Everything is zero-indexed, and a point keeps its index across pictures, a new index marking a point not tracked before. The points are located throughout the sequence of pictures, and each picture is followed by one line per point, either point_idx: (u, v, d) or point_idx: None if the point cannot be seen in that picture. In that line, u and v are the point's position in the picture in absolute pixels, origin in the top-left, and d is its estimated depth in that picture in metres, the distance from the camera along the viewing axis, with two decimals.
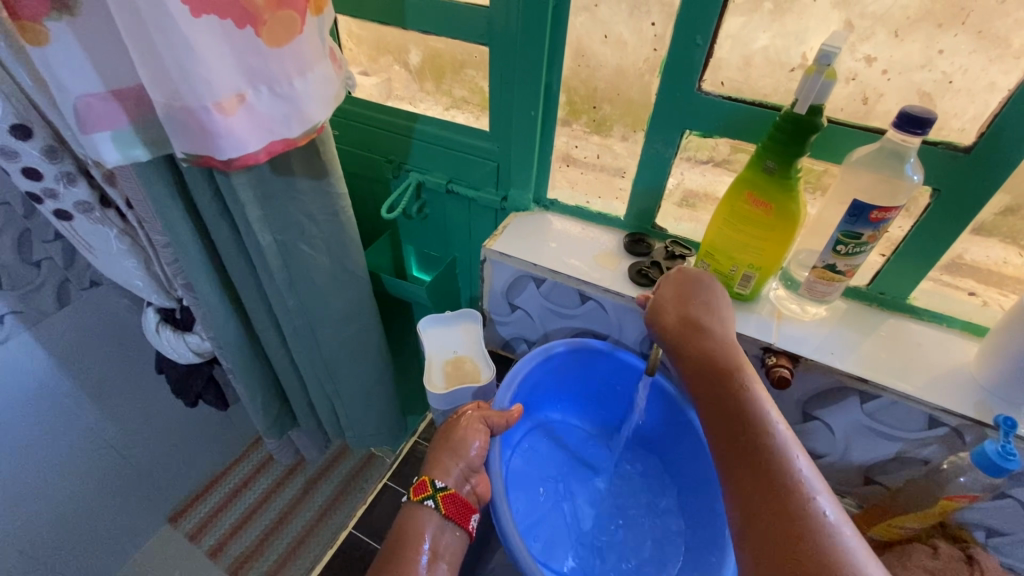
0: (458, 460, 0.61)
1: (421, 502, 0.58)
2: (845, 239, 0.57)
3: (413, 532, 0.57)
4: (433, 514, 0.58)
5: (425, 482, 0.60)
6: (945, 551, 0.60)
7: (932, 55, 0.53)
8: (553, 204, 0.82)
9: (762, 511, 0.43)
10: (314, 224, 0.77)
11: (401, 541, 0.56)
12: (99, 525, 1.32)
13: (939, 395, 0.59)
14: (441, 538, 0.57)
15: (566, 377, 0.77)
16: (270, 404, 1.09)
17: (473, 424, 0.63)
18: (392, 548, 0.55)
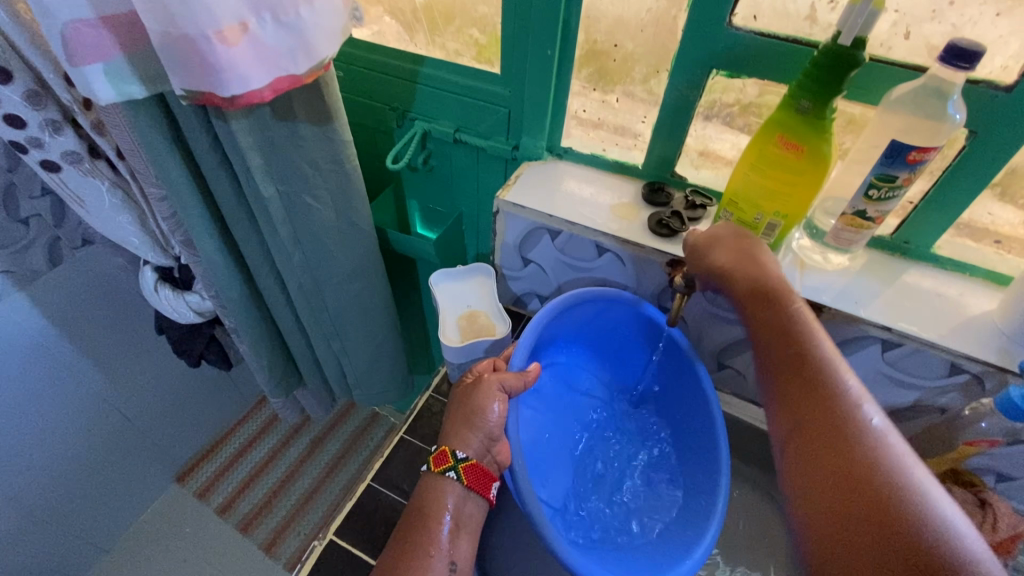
0: (477, 432, 0.58)
1: (443, 473, 0.57)
2: (879, 182, 0.54)
3: (434, 503, 0.56)
4: (454, 485, 0.57)
5: (445, 453, 0.57)
6: (959, 495, 0.61)
7: (942, 6, 0.52)
8: (567, 152, 0.79)
9: (818, 436, 0.44)
10: (318, 174, 0.74)
11: (423, 514, 0.55)
12: (108, 484, 1.33)
13: (962, 342, 0.58)
14: (464, 507, 0.57)
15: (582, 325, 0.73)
16: (275, 363, 1.08)
17: (491, 390, 0.60)
18: (413, 520, 0.55)
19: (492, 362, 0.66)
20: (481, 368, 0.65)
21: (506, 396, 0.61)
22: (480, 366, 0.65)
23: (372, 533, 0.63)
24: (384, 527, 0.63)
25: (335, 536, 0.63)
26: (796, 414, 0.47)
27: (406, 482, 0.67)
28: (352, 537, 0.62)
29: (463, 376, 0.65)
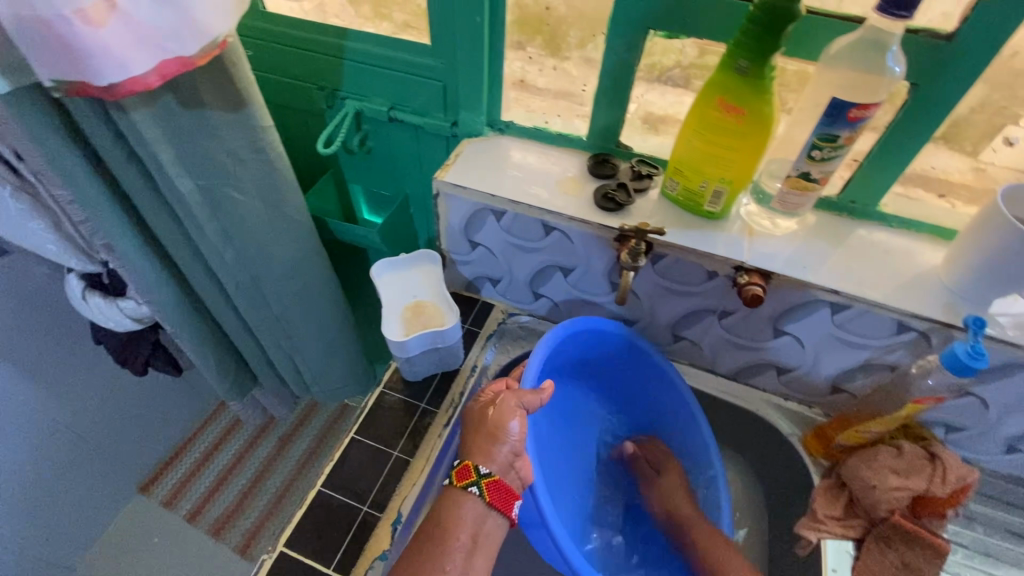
0: (499, 444, 0.55)
1: (465, 489, 0.53)
2: (821, 143, 0.53)
3: (451, 519, 0.51)
4: (476, 502, 0.52)
5: (468, 467, 0.53)
6: (910, 451, 0.62)
7: None
8: (508, 127, 0.74)
9: None
10: (239, 166, 0.68)
11: (442, 530, 0.51)
12: (66, 503, 1.27)
13: (908, 300, 0.58)
14: (484, 525, 0.52)
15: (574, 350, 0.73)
16: (225, 366, 1.03)
17: (511, 403, 0.57)
18: (432, 536, 0.51)
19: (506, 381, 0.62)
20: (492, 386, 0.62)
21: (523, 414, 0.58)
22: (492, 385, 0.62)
23: (324, 540, 0.60)
24: (338, 532, 0.61)
25: (285, 547, 0.60)
26: None
27: (360, 484, 0.64)
28: (303, 546, 0.60)
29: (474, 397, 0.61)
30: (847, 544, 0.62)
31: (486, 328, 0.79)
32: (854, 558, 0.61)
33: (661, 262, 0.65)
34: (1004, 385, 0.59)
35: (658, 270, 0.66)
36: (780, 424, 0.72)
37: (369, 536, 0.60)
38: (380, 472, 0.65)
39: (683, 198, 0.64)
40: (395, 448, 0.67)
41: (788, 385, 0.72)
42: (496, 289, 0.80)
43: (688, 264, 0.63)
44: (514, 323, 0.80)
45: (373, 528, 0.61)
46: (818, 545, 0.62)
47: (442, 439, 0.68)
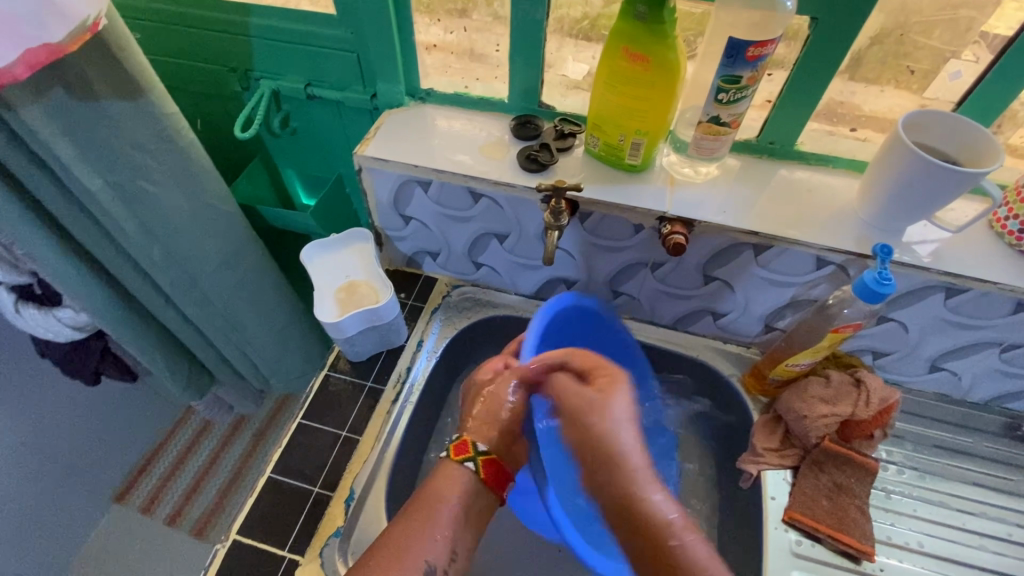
0: (493, 425, 0.55)
1: (460, 464, 0.53)
2: (725, 85, 0.53)
3: (443, 491, 0.52)
4: (471, 477, 0.53)
5: (465, 442, 0.54)
6: (837, 379, 0.64)
7: None
8: (430, 95, 0.72)
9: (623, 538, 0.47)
10: (149, 157, 0.66)
11: (435, 498, 0.51)
12: (42, 533, 1.21)
13: (826, 235, 0.60)
14: (473, 502, 0.53)
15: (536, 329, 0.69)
16: (178, 367, 1.01)
17: (506, 381, 0.56)
18: (425, 503, 0.51)
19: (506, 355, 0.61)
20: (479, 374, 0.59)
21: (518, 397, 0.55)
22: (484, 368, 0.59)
23: (278, 524, 0.61)
24: (291, 516, 0.61)
25: (239, 536, 0.60)
26: (619, 528, 0.47)
27: (311, 467, 0.64)
28: (257, 533, 0.60)
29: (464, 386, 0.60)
30: (784, 472, 0.65)
31: (430, 302, 0.79)
32: (791, 485, 0.64)
33: (589, 220, 0.65)
34: (919, 308, 0.62)
35: (588, 228, 0.66)
36: (720, 367, 0.74)
37: (322, 515, 0.61)
38: (329, 453, 0.65)
39: (604, 153, 0.64)
40: (344, 428, 0.67)
41: (725, 327, 0.74)
42: (437, 263, 0.79)
43: (615, 219, 0.64)
44: (458, 295, 0.80)
45: (326, 508, 0.61)
46: (758, 476, 0.65)
47: (391, 415, 0.68)
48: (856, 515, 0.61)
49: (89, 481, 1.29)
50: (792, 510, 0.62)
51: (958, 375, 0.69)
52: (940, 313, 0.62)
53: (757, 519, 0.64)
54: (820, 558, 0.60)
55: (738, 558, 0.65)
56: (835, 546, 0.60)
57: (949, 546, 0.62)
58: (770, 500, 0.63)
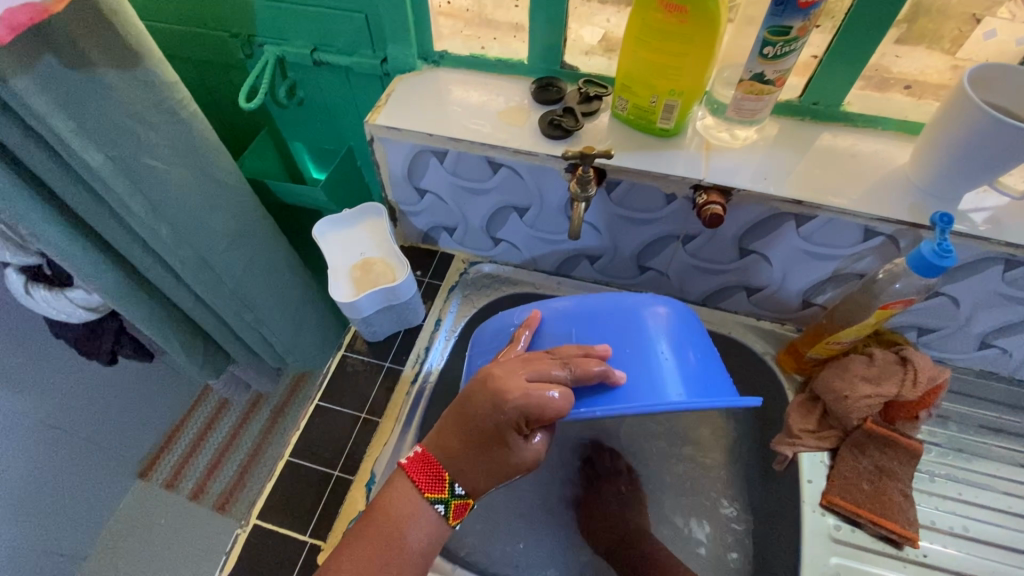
0: (474, 473, 0.50)
1: (431, 503, 0.51)
2: (773, 37, 0.48)
3: (410, 530, 0.50)
4: (437, 519, 0.51)
5: (464, 504, 0.52)
6: (882, 356, 0.60)
7: None
8: (443, 58, 0.68)
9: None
10: (151, 129, 0.63)
11: (400, 532, 0.49)
12: (73, 510, 1.23)
13: (876, 203, 0.55)
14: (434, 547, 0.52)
15: (647, 327, 0.53)
16: (193, 348, 1.00)
17: (512, 453, 0.48)
18: (388, 535, 0.49)
19: (573, 367, 0.48)
20: (536, 412, 0.46)
21: (518, 473, 0.50)
22: (545, 408, 0.45)
23: (298, 509, 0.59)
24: (312, 500, 0.60)
25: (259, 520, 0.59)
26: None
27: (331, 449, 0.63)
28: (278, 517, 0.59)
29: (505, 406, 0.46)
30: (822, 454, 0.62)
31: (447, 280, 0.76)
32: (829, 468, 0.61)
33: (617, 190, 0.61)
34: (973, 282, 0.58)
35: (615, 199, 0.62)
36: (753, 345, 0.71)
37: (343, 499, 0.59)
38: (349, 436, 0.63)
39: (634, 117, 0.59)
40: (364, 410, 0.65)
41: (758, 303, 0.70)
42: (454, 239, 0.76)
43: (646, 189, 0.59)
44: (475, 272, 0.77)
45: (347, 492, 0.60)
46: (794, 459, 0.62)
47: (410, 397, 0.66)
48: (900, 501, 0.58)
49: (112, 459, 1.30)
50: (831, 494, 0.59)
51: (1009, 352, 0.65)
52: (996, 287, 0.57)
53: (793, 503, 0.61)
54: (860, 543, 0.57)
55: (772, 542, 0.63)
56: (875, 531, 0.57)
57: (999, 532, 0.59)
58: (806, 483, 0.61)
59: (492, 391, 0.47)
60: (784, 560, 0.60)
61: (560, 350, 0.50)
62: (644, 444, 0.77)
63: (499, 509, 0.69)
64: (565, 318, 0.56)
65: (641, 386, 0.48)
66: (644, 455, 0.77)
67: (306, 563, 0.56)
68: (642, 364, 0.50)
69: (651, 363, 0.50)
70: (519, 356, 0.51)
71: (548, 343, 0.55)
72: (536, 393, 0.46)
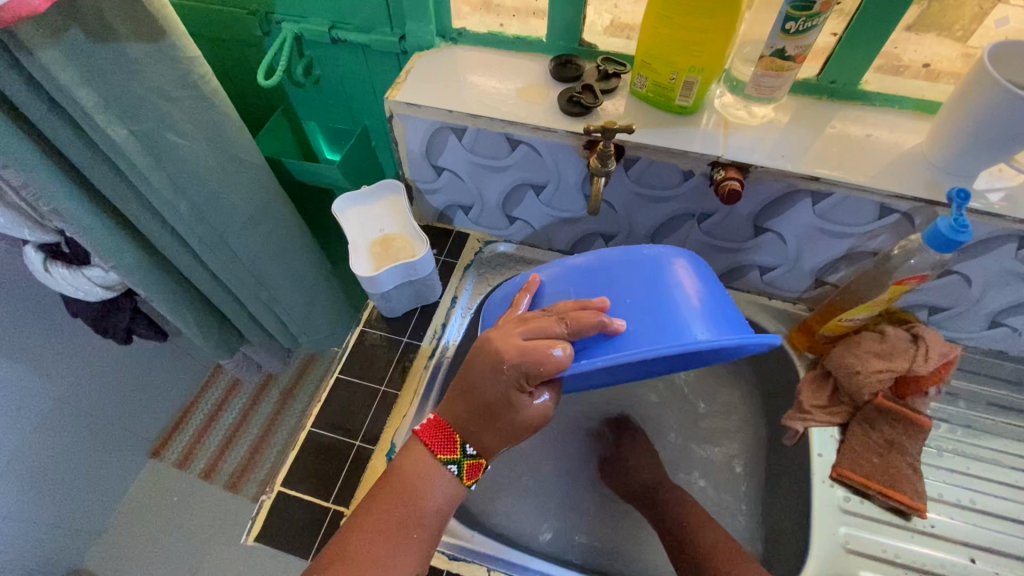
0: (488, 434, 0.51)
1: (443, 464, 0.52)
2: (795, 13, 0.48)
3: (425, 490, 0.51)
4: (450, 479, 0.52)
5: (476, 465, 0.52)
6: (893, 334, 0.61)
7: None
8: (462, 35, 0.68)
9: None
10: (173, 104, 0.64)
11: (416, 491, 0.51)
12: (89, 487, 1.26)
13: (893, 181, 0.55)
14: (455, 502, 0.53)
15: (649, 276, 0.53)
16: (209, 327, 1.01)
17: (519, 410, 0.49)
18: (403, 495, 0.51)
19: (570, 321, 0.48)
20: (535, 369, 0.46)
21: (531, 429, 0.51)
22: (544, 364, 0.46)
23: (321, 477, 0.61)
24: (334, 468, 0.61)
25: (283, 487, 0.60)
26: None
27: (353, 420, 0.64)
28: (302, 485, 0.60)
29: (504, 365, 0.48)
30: (832, 428, 0.63)
31: (462, 258, 0.77)
32: (839, 442, 0.62)
33: (635, 166, 0.61)
34: (986, 260, 0.58)
35: (633, 176, 0.63)
36: (765, 323, 0.72)
37: (364, 468, 0.61)
38: (369, 408, 0.65)
39: (653, 94, 0.60)
40: (383, 383, 0.67)
41: (772, 282, 0.71)
42: (469, 217, 0.76)
43: (664, 165, 0.60)
44: (490, 251, 0.78)
45: (368, 461, 0.61)
46: (805, 433, 0.63)
47: (429, 371, 0.67)
48: (908, 473, 0.59)
49: (126, 438, 1.32)
50: (841, 466, 0.60)
51: (1018, 331, 0.66)
52: (1009, 266, 0.58)
53: (804, 477, 0.62)
54: (870, 514, 0.58)
55: (782, 515, 0.64)
56: (884, 503, 0.59)
57: (1005, 504, 0.60)
58: (816, 457, 0.62)
59: (490, 354, 0.49)
60: (794, 531, 0.61)
61: (557, 306, 0.51)
62: (656, 421, 0.78)
63: (514, 482, 0.71)
64: (565, 277, 0.56)
65: (645, 334, 0.48)
66: (656, 432, 0.78)
67: (330, 529, 0.58)
68: (652, 311, 0.50)
69: (654, 311, 0.50)
70: (516, 317, 0.52)
71: (550, 302, 0.55)
72: (534, 351, 0.47)
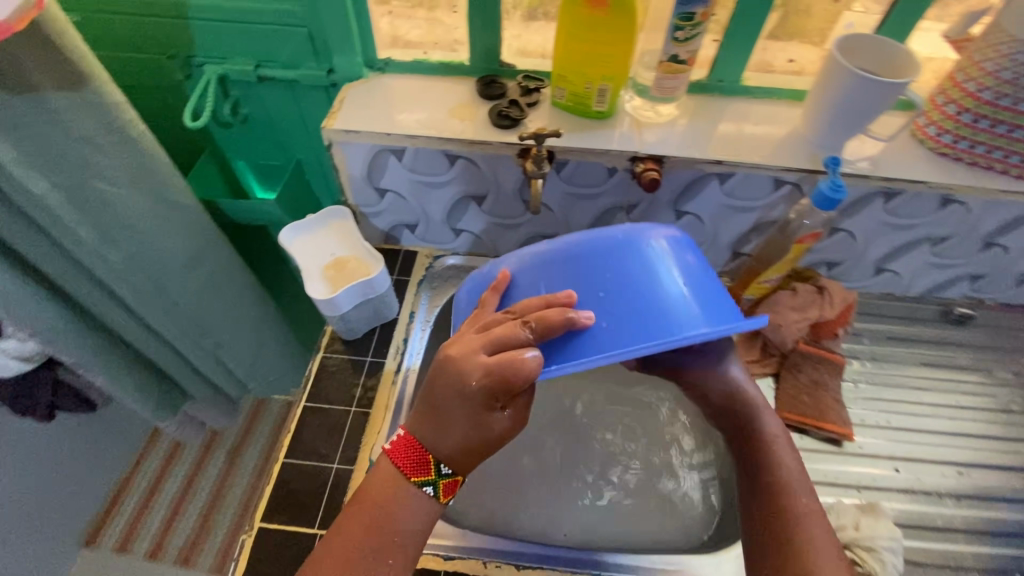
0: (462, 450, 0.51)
1: (418, 485, 0.52)
2: (681, 23, 0.57)
3: (394, 510, 0.50)
4: (426, 500, 0.52)
5: (452, 483, 0.52)
6: (803, 288, 0.70)
7: None
8: (388, 65, 0.72)
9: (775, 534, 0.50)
10: (100, 153, 0.63)
11: (387, 511, 0.50)
12: None
13: (781, 157, 0.65)
14: (429, 521, 0.52)
15: (620, 261, 0.56)
16: (148, 387, 0.96)
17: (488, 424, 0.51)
18: (374, 515, 0.50)
19: (535, 323, 0.51)
20: (508, 374, 0.48)
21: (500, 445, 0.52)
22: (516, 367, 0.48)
23: (303, 505, 0.60)
24: (316, 494, 0.61)
25: (262, 524, 0.59)
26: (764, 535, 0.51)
27: (328, 445, 0.64)
28: (282, 518, 0.59)
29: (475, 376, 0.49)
30: (769, 378, 0.71)
31: (415, 275, 0.79)
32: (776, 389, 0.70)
33: (566, 169, 0.67)
34: (863, 216, 0.69)
35: (565, 178, 0.69)
36: None
37: (346, 489, 0.61)
38: (342, 429, 0.65)
39: (572, 103, 0.66)
40: (352, 404, 0.67)
41: None
42: (416, 235, 0.79)
43: (590, 165, 0.67)
44: (441, 265, 0.81)
45: (349, 481, 0.61)
46: None
47: (397, 385, 0.69)
48: (833, 405, 0.68)
49: (55, 529, 1.19)
50: (780, 410, 0.68)
51: (899, 274, 0.78)
52: (881, 218, 0.69)
53: None
54: (810, 447, 0.66)
55: None
56: (821, 434, 0.67)
57: (912, 419, 0.70)
58: None
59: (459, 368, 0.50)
60: None
61: (519, 308, 0.54)
62: None
63: None
64: (532, 272, 0.59)
65: (616, 329, 0.52)
66: None
67: None
68: (629, 304, 0.53)
69: (628, 304, 0.53)
70: (481, 325, 0.54)
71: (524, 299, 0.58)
72: (505, 356, 0.49)
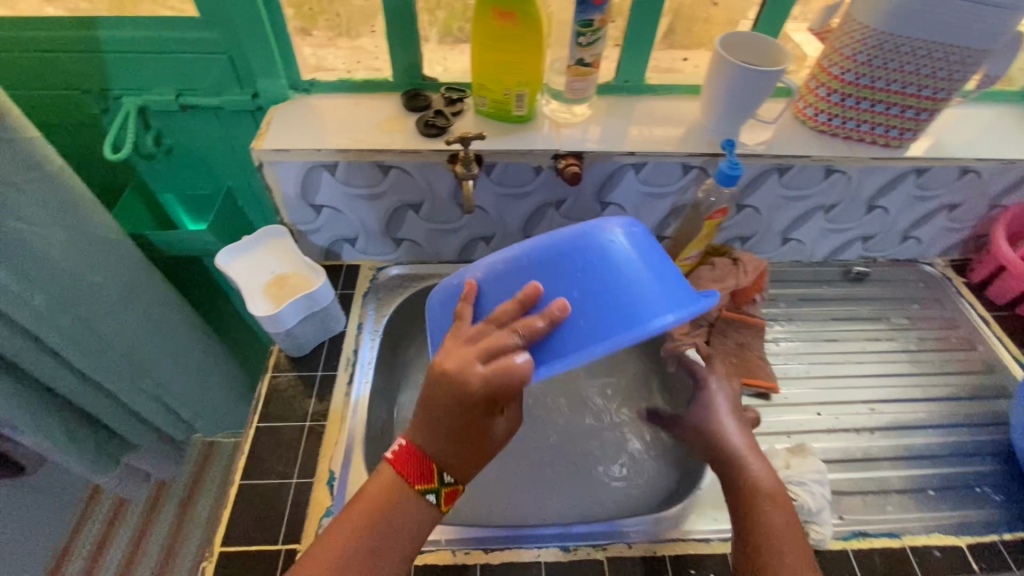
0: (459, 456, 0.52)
1: (421, 494, 0.52)
2: (583, 29, 0.63)
3: (397, 513, 0.50)
4: (428, 509, 0.52)
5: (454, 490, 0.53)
6: (721, 261, 0.77)
7: None
8: (313, 85, 0.74)
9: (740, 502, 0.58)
10: (20, 191, 0.61)
11: (391, 512, 0.50)
12: None
13: (686, 145, 0.72)
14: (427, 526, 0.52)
15: (590, 247, 0.52)
16: (85, 439, 0.91)
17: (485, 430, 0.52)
18: (378, 516, 0.50)
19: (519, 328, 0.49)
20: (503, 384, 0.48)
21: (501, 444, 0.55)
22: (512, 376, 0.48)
23: (264, 524, 0.59)
24: (278, 511, 0.60)
25: (223, 549, 0.58)
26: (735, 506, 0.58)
27: (285, 462, 0.64)
28: (243, 540, 0.58)
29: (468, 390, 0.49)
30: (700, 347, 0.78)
31: (359, 287, 0.81)
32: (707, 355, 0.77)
33: (494, 171, 0.72)
34: (763, 191, 0.78)
35: (495, 179, 0.73)
36: None
37: (308, 502, 0.61)
38: (299, 444, 0.65)
39: (494, 110, 0.71)
40: (307, 418, 0.67)
41: None
42: (356, 248, 0.81)
43: (516, 165, 0.71)
44: (384, 276, 0.83)
45: (310, 494, 0.61)
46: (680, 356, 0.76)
47: (351, 394, 0.70)
48: (759, 362, 0.75)
49: None
50: None
51: (802, 242, 0.87)
52: (778, 192, 0.78)
53: None
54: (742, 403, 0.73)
55: None
56: (752, 390, 0.73)
57: (826, 368, 0.78)
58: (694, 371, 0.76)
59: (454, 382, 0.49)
60: None
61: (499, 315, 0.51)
62: None
63: None
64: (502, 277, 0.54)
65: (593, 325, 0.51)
66: None
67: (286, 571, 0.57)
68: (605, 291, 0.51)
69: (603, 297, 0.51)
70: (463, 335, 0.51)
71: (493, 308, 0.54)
72: (497, 369, 0.48)
